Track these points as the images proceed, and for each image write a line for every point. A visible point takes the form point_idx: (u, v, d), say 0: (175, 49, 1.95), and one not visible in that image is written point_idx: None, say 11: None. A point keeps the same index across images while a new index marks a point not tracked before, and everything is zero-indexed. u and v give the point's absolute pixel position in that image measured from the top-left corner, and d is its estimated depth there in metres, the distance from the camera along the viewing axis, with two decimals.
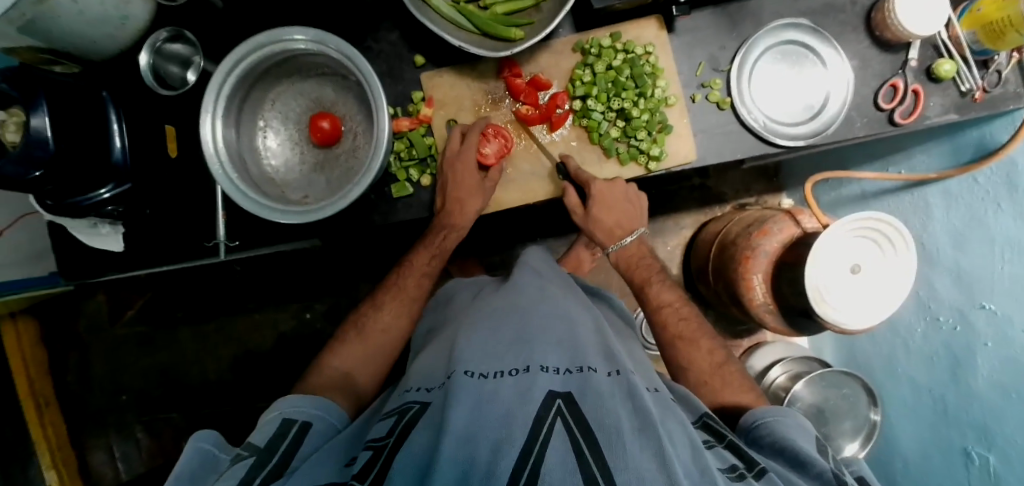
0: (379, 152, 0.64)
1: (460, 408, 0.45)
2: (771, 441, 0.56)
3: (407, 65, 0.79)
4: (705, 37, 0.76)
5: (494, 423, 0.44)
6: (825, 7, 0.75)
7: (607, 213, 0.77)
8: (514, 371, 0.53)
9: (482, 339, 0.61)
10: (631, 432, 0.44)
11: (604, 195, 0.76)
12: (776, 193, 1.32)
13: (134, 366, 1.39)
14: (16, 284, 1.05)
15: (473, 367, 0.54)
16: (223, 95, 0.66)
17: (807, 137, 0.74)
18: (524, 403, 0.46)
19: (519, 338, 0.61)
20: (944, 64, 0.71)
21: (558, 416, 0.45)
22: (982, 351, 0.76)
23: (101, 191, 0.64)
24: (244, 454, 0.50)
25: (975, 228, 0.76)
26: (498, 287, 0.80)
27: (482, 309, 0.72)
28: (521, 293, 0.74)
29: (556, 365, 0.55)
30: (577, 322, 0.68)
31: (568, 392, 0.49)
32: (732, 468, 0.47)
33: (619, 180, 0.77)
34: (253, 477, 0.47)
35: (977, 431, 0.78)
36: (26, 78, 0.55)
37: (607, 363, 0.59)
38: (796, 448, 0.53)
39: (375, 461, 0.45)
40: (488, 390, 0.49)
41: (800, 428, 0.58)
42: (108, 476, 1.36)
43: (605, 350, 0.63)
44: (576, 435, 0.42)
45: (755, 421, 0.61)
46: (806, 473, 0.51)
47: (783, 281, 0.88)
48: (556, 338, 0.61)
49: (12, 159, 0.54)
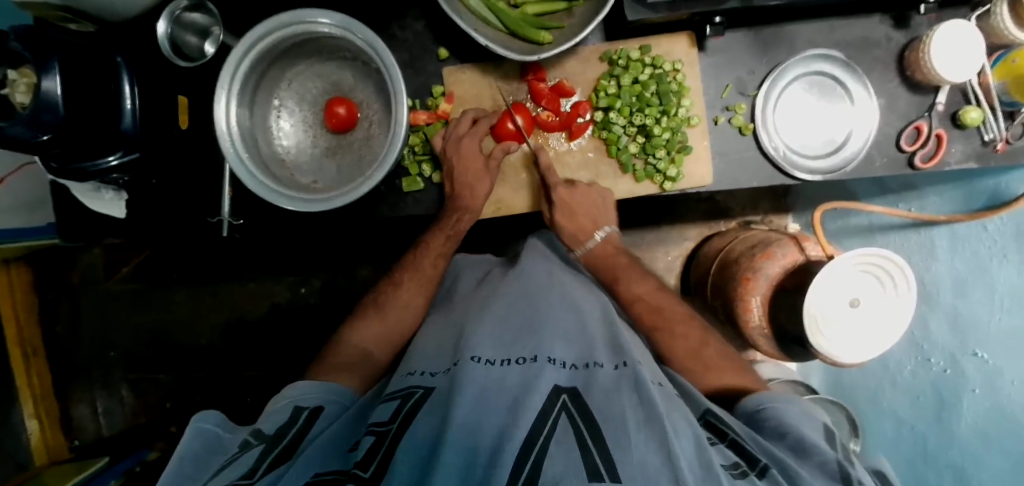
0: (395, 146, 0.63)
1: (465, 396, 0.45)
2: (772, 424, 0.55)
3: (431, 58, 0.78)
4: (734, 60, 0.75)
5: (499, 412, 0.44)
6: (858, 41, 0.74)
7: (569, 218, 0.76)
8: (521, 360, 0.53)
9: (491, 325, 0.61)
10: (636, 426, 0.42)
11: (568, 202, 0.75)
12: (783, 214, 1.31)
13: (124, 323, 1.38)
14: (12, 234, 1.03)
15: (480, 353, 0.54)
16: (241, 69, 0.64)
17: (827, 172, 0.73)
18: (527, 393, 0.47)
19: (526, 326, 0.61)
20: (971, 111, 0.70)
21: (563, 411, 0.44)
22: (969, 398, 0.78)
23: (109, 158, 0.63)
24: (252, 442, 0.51)
25: (978, 274, 0.76)
26: (506, 271, 0.79)
27: (491, 294, 0.71)
28: (528, 280, 0.73)
29: (563, 358, 0.55)
30: (585, 313, 0.67)
31: (573, 388, 0.49)
32: (735, 466, 0.45)
33: (582, 185, 0.75)
34: (262, 461, 0.48)
35: (953, 475, 0.81)
36: (39, 38, 0.53)
37: (615, 356, 0.57)
38: (799, 434, 0.51)
39: (380, 444, 0.45)
40: (495, 379, 0.49)
41: (801, 413, 0.56)
42: (89, 428, 1.37)
43: (611, 341, 0.61)
44: (580, 428, 0.42)
45: (756, 405, 0.58)
46: (808, 460, 0.50)
47: (781, 308, 0.88)
48: (563, 330, 0.61)
49: (21, 121, 0.52)
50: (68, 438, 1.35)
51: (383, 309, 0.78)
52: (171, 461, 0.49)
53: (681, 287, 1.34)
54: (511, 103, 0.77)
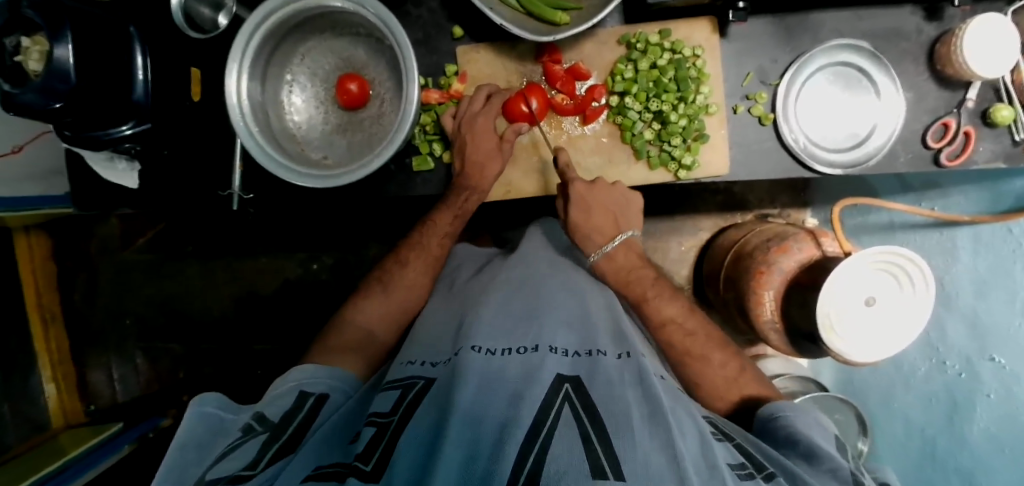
0: (405, 124, 0.62)
1: (466, 387, 0.45)
2: (784, 433, 0.54)
3: (445, 36, 0.76)
4: (757, 47, 0.72)
5: (500, 404, 0.44)
6: (889, 32, 0.71)
7: (586, 218, 0.74)
8: (523, 350, 0.53)
9: (494, 310, 0.61)
10: (640, 421, 0.42)
11: (586, 197, 0.73)
12: (801, 209, 1.28)
13: (138, 293, 1.41)
14: (31, 201, 1.05)
15: (480, 343, 0.54)
16: (252, 46, 0.64)
17: (848, 166, 0.71)
18: (530, 385, 0.46)
19: (528, 313, 0.61)
20: (1003, 109, 0.67)
21: (566, 401, 0.44)
22: (983, 403, 0.77)
23: (122, 128, 0.63)
24: (256, 429, 0.51)
25: (1000, 276, 0.74)
26: (506, 260, 0.78)
27: (492, 281, 0.71)
28: (531, 266, 0.73)
29: (565, 347, 0.55)
30: (589, 300, 0.67)
31: (576, 377, 0.49)
32: (742, 466, 0.44)
33: (604, 182, 0.74)
34: (264, 453, 0.48)
35: (963, 478, 0.81)
36: (52, 5, 0.53)
37: (616, 345, 0.58)
38: (810, 442, 0.51)
39: (381, 438, 0.45)
40: (496, 369, 0.49)
41: (814, 424, 0.56)
42: (104, 394, 1.41)
43: (614, 330, 0.61)
44: (583, 421, 0.42)
45: (769, 413, 0.58)
46: (818, 466, 0.49)
47: (794, 303, 0.85)
48: (564, 317, 0.61)
49: (34, 88, 0.53)
50: (84, 403, 1.39)
51: (387, 287, 0.78)
52: (173, 446, 0.51)
53: (693, 279, 1.32)
54: (526, 84, 0.75)
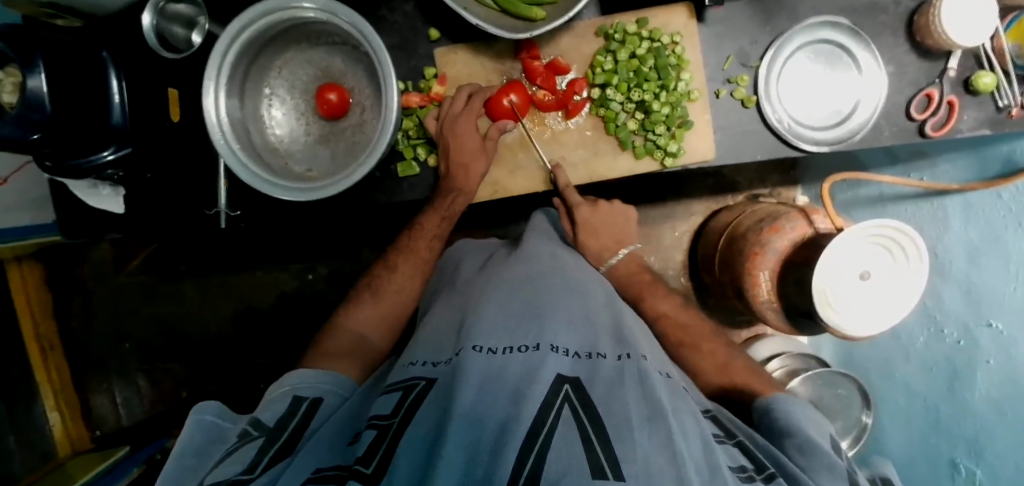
0: (387, 132, 0.61)
1: (468, 386, 0.45)
2: (782, 425, 0.55)
3: (422, 39, 0.76)
4: (735, 30, 0.72)
5: (501, 403, 0.43)
6: (865, 6, 0.71)
7: (593, 237, 0.83)
8: (524, 348, 0.53)
9: (495, 310, 0.61)
10: (640, 422, 0.43)
11: (590, 222, 0.82)
12: (791, 186, 1.28)
13: (136, 315, 1.40)
14: (20, 232, 1.05)
15: (482, 342, 0.54)
16: (228, 60, 0.63)
17: (833, 143, 0.71)
18: (531, 383, 0.46)
19: (529, 310, 0.61)
20: (984, 77, 0.67)
21: (565, 402, 0.44)
22: (983, 369, 0.78)
23: (104, 154, 0.62)
24: (253, 433, 0.51)
25: (991, 244, 0.75)
26: (509, 256, 0.79)
27: (493, 279, 0.71)
28: (531, 264, 0.73)
29: (567, 346, 0.54)
30: (590, 298, 0.67)
31: (576, 378, 0.48)
32: (742, 468, 0.46)
33: (600, 204, 0.83)
34: (261, 458, 0.48)
35: (968, 445, 0.81)
36: (22, 35, 0.52)
37: (617, 347, 0.57)
38: (806, 436, 0.52)
39: (383, 439, 0.45)
40: (497, 368, 0.49)
41: (810, 416, 0.57)
42: (109, 419, 1.41)
43: (615, 329, 0.61)
44: (582, 421, 0.42)
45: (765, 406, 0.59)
46: (813, 458, 0.50)
47: (789, 282, 0.85)
48: (566, 315, 0.61)
49: (11, 120, 0.52)
50: (90, 429, 1.39)
51: (380, 293, 0.78)
52: (172, 453, 0.51)
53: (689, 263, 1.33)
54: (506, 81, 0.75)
